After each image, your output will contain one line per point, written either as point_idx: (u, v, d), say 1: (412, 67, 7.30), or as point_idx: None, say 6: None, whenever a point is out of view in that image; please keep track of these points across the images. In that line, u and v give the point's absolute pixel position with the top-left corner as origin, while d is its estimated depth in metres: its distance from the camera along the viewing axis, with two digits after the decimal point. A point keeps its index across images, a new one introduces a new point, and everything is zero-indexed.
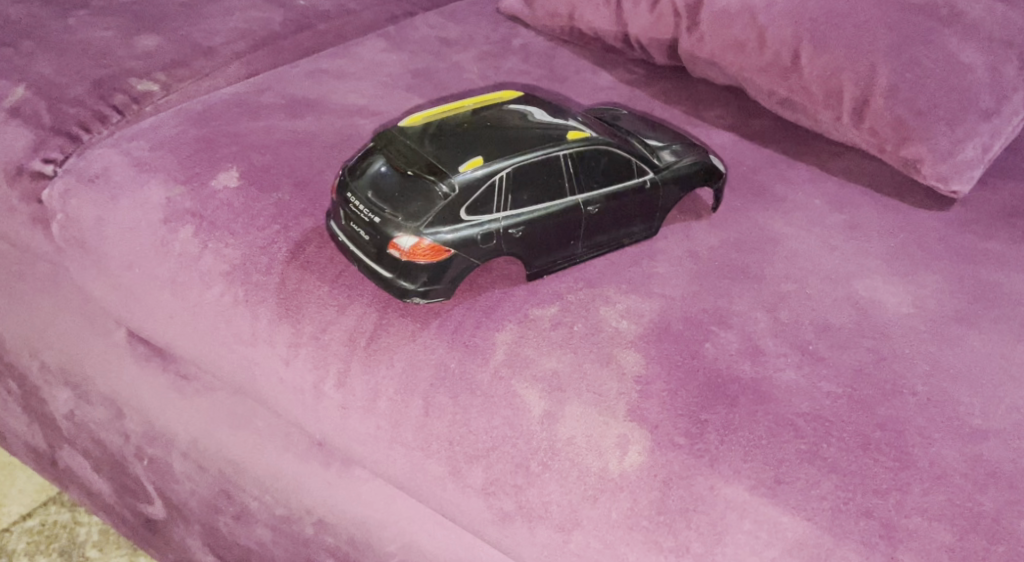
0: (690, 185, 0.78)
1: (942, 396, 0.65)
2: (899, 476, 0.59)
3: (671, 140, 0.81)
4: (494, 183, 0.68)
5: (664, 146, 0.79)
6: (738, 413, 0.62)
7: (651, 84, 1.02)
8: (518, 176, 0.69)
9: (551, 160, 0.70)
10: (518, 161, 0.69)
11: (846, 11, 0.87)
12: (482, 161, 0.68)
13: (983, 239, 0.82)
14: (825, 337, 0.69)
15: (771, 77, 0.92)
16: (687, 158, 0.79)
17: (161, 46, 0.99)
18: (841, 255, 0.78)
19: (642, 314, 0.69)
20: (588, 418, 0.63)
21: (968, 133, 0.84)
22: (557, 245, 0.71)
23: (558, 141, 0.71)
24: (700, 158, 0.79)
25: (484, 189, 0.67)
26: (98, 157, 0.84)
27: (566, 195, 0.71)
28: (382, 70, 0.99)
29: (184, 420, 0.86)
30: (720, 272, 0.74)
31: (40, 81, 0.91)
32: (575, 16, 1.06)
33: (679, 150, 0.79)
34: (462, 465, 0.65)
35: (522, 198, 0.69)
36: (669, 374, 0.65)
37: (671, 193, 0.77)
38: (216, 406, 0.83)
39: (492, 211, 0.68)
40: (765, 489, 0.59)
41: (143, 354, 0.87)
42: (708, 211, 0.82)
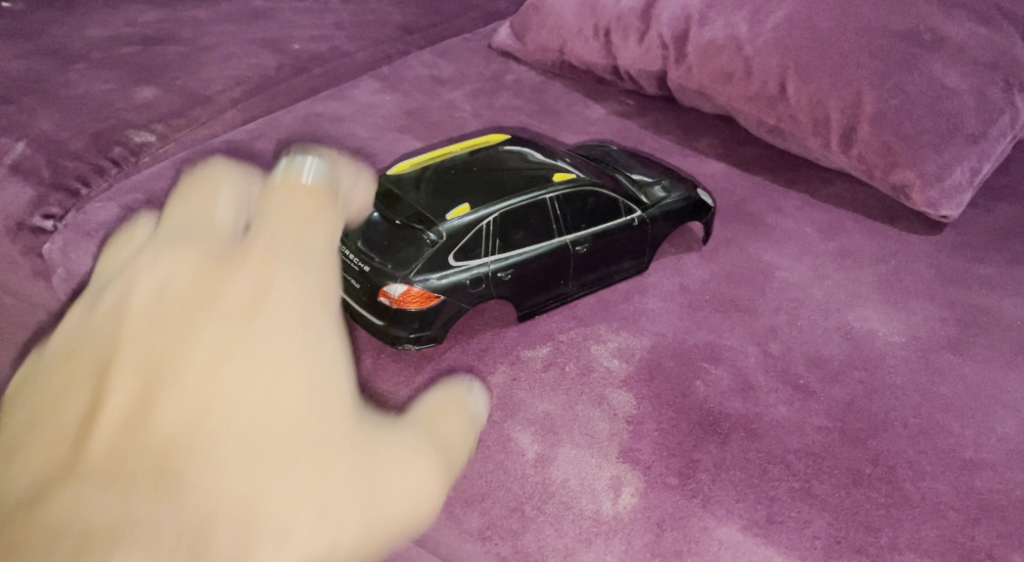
0: (678, 220, 0.79)
1: (933, 427, 0.65)
2: (892, 512, 0.60)
3: (660, 175, 0.83)
4: (481, 228, 0.69)
5: (653, 183, 0.81)
6: (729, 452, 0.63)
7: (642, 115, 1.04)
8: (506, 220, 0.70)
9: (538, 203, 0.71)
10: (505, 206, 0.70)
11: (829, 39, 0.88)
12: (468, 208, 0.69)
13: (975, 262, 0.82)
14: (816, 370, 0.69)
15: (759, 106, 0.93)
16: (675, 194, 0.80)
17: (159, 96, 1.00)
18: (832, 284, 0.79)
19: (633, 351, 0.70)
20: (582, 460, 0.64)
21: (956, 157, 0.84)
22: (547, 285, 0.72)
23: (544, 183, 0.72)
24: (688, 193, 0.81)
25: (471, 235, 0.69)
26: (96, 211, 0.87)
27: (554, 236, 0.72)
28: (375, 112, 1.01)
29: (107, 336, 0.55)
30: (711, 306, 0.75)
31: (41, 136, 0.92)
32: (565, 50, 1.07)
33: (668, 185, 0.81)
34: (457, 509, 0.63)
35: (510, 241, 0.70)
36: (661, 413, 0.66)
37: (659, 229, 0.78)
38: (87, 337, 0.55)
39: (481, 255, 0.69)
40: (757, 529, 0.59)
41: (104, 293, 0.58)
42: (699, 243, 0.82)
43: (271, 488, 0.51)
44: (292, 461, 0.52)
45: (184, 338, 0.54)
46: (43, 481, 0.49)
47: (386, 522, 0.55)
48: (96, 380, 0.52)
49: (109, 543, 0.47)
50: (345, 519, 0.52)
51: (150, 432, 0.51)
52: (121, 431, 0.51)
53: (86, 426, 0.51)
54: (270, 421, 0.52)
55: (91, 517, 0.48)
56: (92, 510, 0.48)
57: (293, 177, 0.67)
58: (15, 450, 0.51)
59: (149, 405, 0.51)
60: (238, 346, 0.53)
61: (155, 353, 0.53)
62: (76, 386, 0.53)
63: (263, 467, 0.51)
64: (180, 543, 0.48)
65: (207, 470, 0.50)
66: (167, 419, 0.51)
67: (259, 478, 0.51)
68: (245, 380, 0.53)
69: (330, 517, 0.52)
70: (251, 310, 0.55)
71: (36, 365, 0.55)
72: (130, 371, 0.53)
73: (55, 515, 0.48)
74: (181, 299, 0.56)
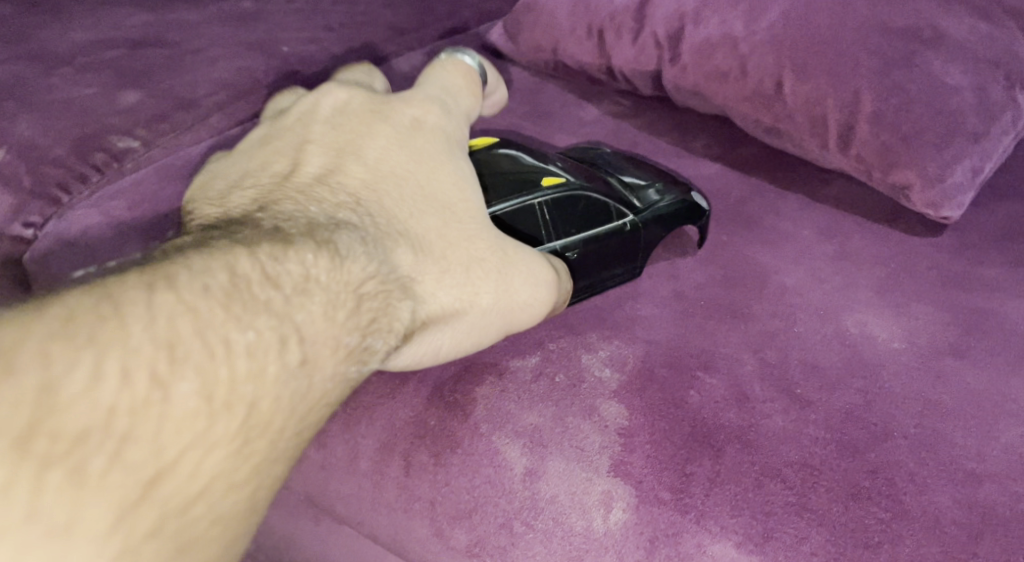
0: (673, 224, 0.77)
1: (935, 438, 0.63)
2: (892, 526, 0.59)
3: (654, 178, 0.81)
4: None
5: (647, 186, 0.80)
6: (724, 464, 0.62)
7: (636, 116, 1.01)
8: (496, 227, 0.71)
9: (528, 208, 0.72)
10: (493, 213, 0.71)
11: (827, 37, 0.85)
12: None
13: (977, 265, 0.80)
14: (813, 378, 0.68)
15: (755, 106, 0.91)
16: (668, 197, 0.78)
17: (143, 101, 0.97)
18: (831, 288, 0.77)
19: (625, 360, 0.69)
20: (571, 474, 0.62)
21: (957, 157, 0.82)
22: None
23: (533, 189, 0.73)
24: (682, 196, 0.79)
25: None
26: (78, 219, 0.85)
27: (544, 242, 0.72)
28: None
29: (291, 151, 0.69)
30: (706, 312, 0.73)
31: (24, 144, 0.92)
32: (559, 50, 1.04)
33: (662, 188, 0.79)
34: (445, 526, 0.64)
35: None
36: (653, 425, 0.64)
37: (653, 234, 0.76)
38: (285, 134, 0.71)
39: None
40: (752, 545, 0.59)
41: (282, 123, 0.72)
42: (694, 247, 0.80)
43: (438, 237, 0.66)
44: (448, 215, 0.67)
45: (362, 135, 0.70)
46: (264, 200, 0.63)
47: (515, 303, 0.67)
48: (302, 150, 0.69)
49: (304, 244, 0.60)
50: (482, 285, 0.65)
51: (344, 178, 0.66)
52: (327, 174, 0.66)
53: (291, 174, 0.66)
54: (430, 184, 0.68)
55: (309, 212, 0.63)
56: (315, 202, 0.64)
57: (458, 64, 0.81)
58: (230, 196, 0.65)
59: (346, 158, 0.68)
60: (419, 159, 0.69)
61: (343, 146, 0.69)
62: (283, 155, 0.69)
63: (430, 216, 0.67)
64: (375, 247, 0.63)
65: (398, 234, 0.65)
66: (360, 165, 0.67)
67: (431, 244, 0.66)
68: (420, 168, 0.69)
69: (473, 272, 0.66)
70: (427, 126, 0.72)
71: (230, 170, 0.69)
72: (322, 148, 0.68)
73: (280, 210, 0.62)
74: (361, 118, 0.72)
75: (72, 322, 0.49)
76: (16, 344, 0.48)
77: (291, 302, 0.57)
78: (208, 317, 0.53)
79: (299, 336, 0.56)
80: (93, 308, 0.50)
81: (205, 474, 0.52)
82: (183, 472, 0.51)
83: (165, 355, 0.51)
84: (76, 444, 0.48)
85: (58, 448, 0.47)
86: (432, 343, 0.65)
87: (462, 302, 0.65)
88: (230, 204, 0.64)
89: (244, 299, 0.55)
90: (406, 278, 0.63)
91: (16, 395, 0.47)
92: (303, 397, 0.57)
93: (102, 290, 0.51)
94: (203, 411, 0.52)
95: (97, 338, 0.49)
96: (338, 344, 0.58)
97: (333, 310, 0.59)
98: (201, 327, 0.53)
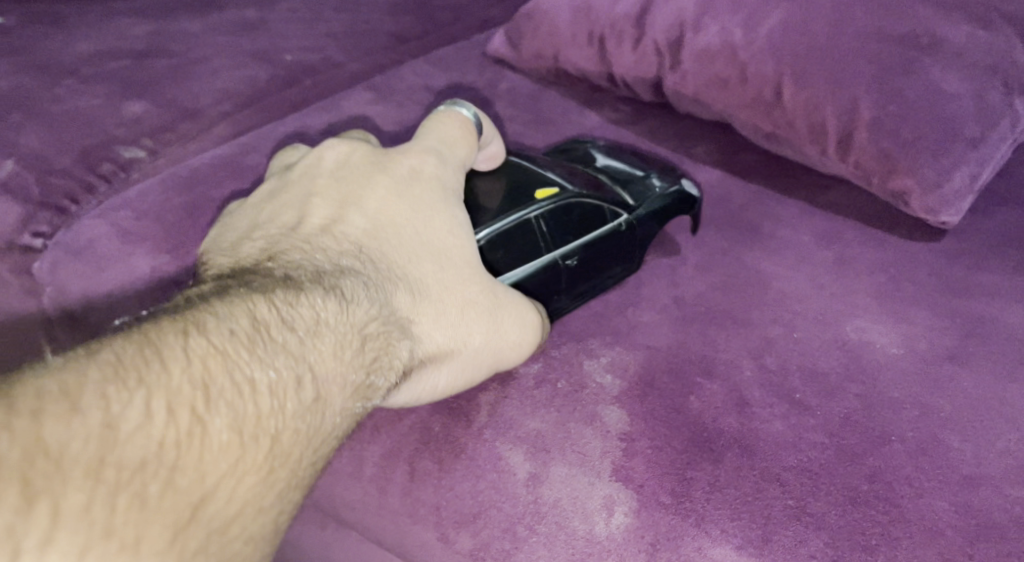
0: (664, 218, 0.79)
1: (932, 443, 0.65)
2: (889, 531, 0.60)
3: (644, 169, 0.83)
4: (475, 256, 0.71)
5: (637, 179, 0.81)
6: (723, 469, 0.63)
7: (637, 123, 1.02)
8: (497, 244, 0.72)
9: (525, 222, 0.73)
10: (493, 230, 0.72)
11: (826, 44, 0.86)
12: None
13: (975, 270, 0.81)
14: (812, 384, 0.69)
15: (755, 112, 0.92)
16: (658, 193, 0.80)
17: (149, 111, 0.99)
18: (831, 293, 0.77)
19: (626, 366, 0.70)
20: (573, 479, 0.64)
21: (955, 163, 0.83)
22: (543, 300, 0.73)
23: (527, 202, 0.74)
24: (671, 189, 0.80)
25: None
26: (85, 229, 0.86)
27: (543, 253, 0.73)
28: (367, 124, 1.00)
29: (291, 200, 0.68)
30: (706, 318, 0.74)
31: (30, 154, 0.92)
32: (560, 58, 1.05)
33: (652, 182, 0.81)
34: (450, 531, 0.64)
35: (506, 265, 0.72)
36: (654, 430, 0.66)
37: (647, 230, 0.78)
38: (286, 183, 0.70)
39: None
40: (752, 549, 0.60)
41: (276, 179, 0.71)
42: (690, 233, 0.83)
43: (435, 282, 0.67)
44: (445, 260, 0.67)
45: (361, 183, 0.69)
46: (271, 250, 0.63)
47: (506, 343, 0.68)
48: (303, 200, 0.68)
49: (296, 296, 0.59)
50: (474, 326, 0.66)
51: (346, 227, 0.66)
52: (329, 224, 0.66)
53: (294, 226, 0.66)
54: (429, 231, 0.68)
55: (314, 261, 0.63)
56: (319, 250, 0.64)
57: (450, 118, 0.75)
58: (236, 247, 0.65)
59: (347, 207, 0.67)
60: (417, 206, 0.68)
61: (341, 194, 0.68)
62: (286, 205, 0.68)
63: (427, 262, 0.67)
64: (378, 293, 0.63)
65: (396, 282, 0.65)
66: (360, 215, 0.67)
67: (429, 290, 0.66)
68: (418, 218, 0.68)
69: (468, 313, 0.67)
70: (424, 176, 0.70)
71: (230, 224, 0.69)
72: (324, 197, 0.68)
73: (288, 259, 0.63)
74: (355, 165, 0.70)
75: (121, 365, 0.51)
76: (73, 386, 0.49)
77: (306, 343, 0.58)
78: (237, 358, 0.54)
79: (312, 375, 0.57)
80: (135, 355, 0.52)
81: (241, 499, 0.52)
82: (222, 497, 0.52)
83: (201, 393, 0.52)
84: (134, 475, 0.49)
85: (119, 476, 0.48)
86: (430, 382, 0.65)
87: (455, 342, 0.66)
88: (241, 253, 0.64)
89: (265, 341, 0.56)
90: (404, 319, 0.64)
91: (82, 430, 0.48)
92: (318, 432, 0.57)
93: (140, 336, 0.53)
94: (238, 443, 0.53)
95: (144, 379, 0.51)
96: (348, 382, 0.59)
97: (342, 349, 0.59)
98: (232, 368, 0.54)
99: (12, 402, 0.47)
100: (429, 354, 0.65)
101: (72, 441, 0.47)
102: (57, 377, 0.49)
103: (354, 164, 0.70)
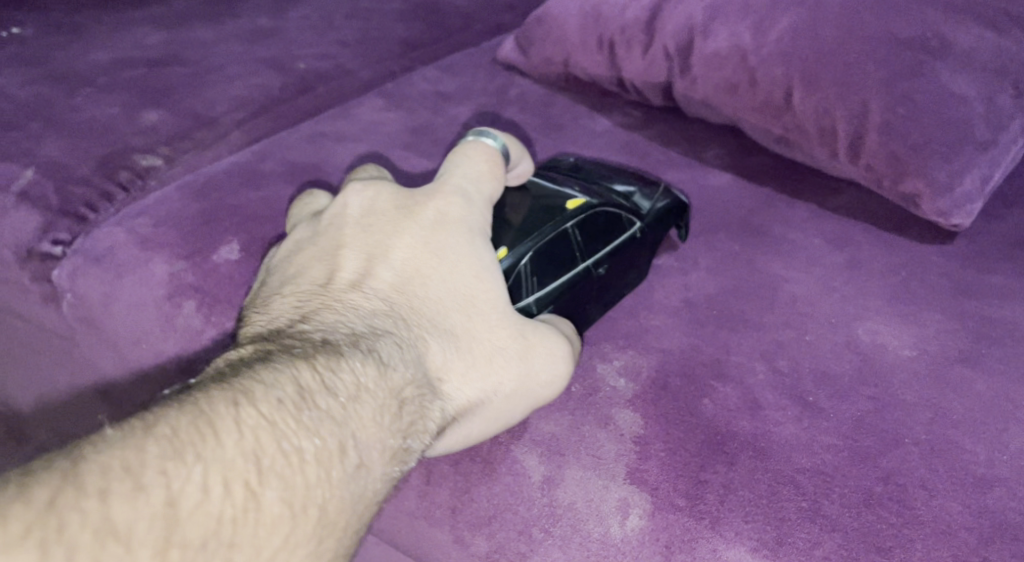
0: (667, 224, 0.80)
1: (945, 445, 0.65)
2: (903, 532, 0.60)
3: (634, 180, 0.82)
4: (518, 271, 0.70)
5: (633, 190, 0.80)
6: (737, 472, 0.64)
7: (647, 127, 1.03)
8: (537, 257, 0.71)
9: (562, 233, 0.73)
10: (534, 244, 0.71)
11: (835, 48, 0.87)
12: (504, 252, 0.71)
13: (987, 272, 0.81)
14: (825, 387, 0.69)
15: (765, 117, 0.92)
16: (658, 199, 0.80)
17: (165, 119, 1.00)
18: (843, 296, 0.78)
19: (639, 370, 0.71)
20: (588, 482, 0.64)
21: (966, 166, 0.83)
22: (576, 311, 0.73)
23: (561, 214, 0.74)
24: (669, 197, 0.81)
25: (509, 279, 0.70)
26: (103, 237, 0.87)
27: (578, 263, 0.72)
28: (379, 130, 1.01)
29: (323, 251, 0.69)
30: (718, 322, 0.75)
31: (49, 163, 0.93)
32: (570, 63, 1.06)
33: (648, 191, 0.80)
34: (466, 534, 0.65)
35: (546, 279, 0.71)
36: (668, 433, 0.66)
37: (654, 236, 0.78)
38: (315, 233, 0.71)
39: (521, 298, 0.70)
40: (767, 551, 0.60)
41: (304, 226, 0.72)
42: (678, 242, 0.83)
43: (465, 333, 0.66)
44: (472, 310, 0.67)
45: (391, 234, 0.69)
46: (306, 310, 0.64)
47: (537, 383, 0.67)
48: (332, 252, 0.69)
49: (338, 359, 0.60)
50: (504, 375, 0.66)
51: (375, 282, 0.67)
52: (360, 279, 0.67)
53: (327, 281, 0.67)
54: (458, 282, 0.67)
55: (348, 321, 0.64)
56: (352, 309, 0.65)
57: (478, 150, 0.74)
58: (270, 301, 0.66)
59: (376, 262, 0.68)
60: (445, 256, 0.68)
61: (371, 246, 0.69)
62: (317, 257, 0.69)
63: (454, 313, 0.67)
64: (411, 352, 0.64)
65: (426, 336, 0.65)
66: (388, 269, 0.68)
67: (458, 342, 0.66)
68: (447, 269, 0.68)
69: (496, 363, 0.66)
70: (450, 220, 0.70)
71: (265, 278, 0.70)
72: (354, 251, 0.68)
73: (323, 320, 0.63)
74: (382, 214, 0.70)
75: (178, 443, 0.51)
76: (135, 463, 0.50)
77: (347, 409, 0.58)
78: (286, 429, 0.55)
79: (354, 442, 0.57)
80: (190, 429, 0.52)
81: None
82: None
83: (254, 467, 0.53)
84: (196, 554, 0.49)
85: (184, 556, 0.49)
86: (461, 435, 0.65)
87: (485, 393, 0.65)
88: (275, 310, 0.64)
89: (311, 409, 0.56)
90: (435, 376, 0.64)
91: (146, 514, 0.49)
92: (362, 499, 0.57)
93: (194, 407, 0.53)
94: (289, 516, 0.53)
95: (201, 455, 0.51)
96: (387, 447, 0.59)
97: (382, 414, 0.60)
98: (281, 439, 0.54)
99: (84, 482, 0.48)
100: (459, 409, 0.65)
101: (140, 522, 0.48)
102: (119, 454, 0.50)
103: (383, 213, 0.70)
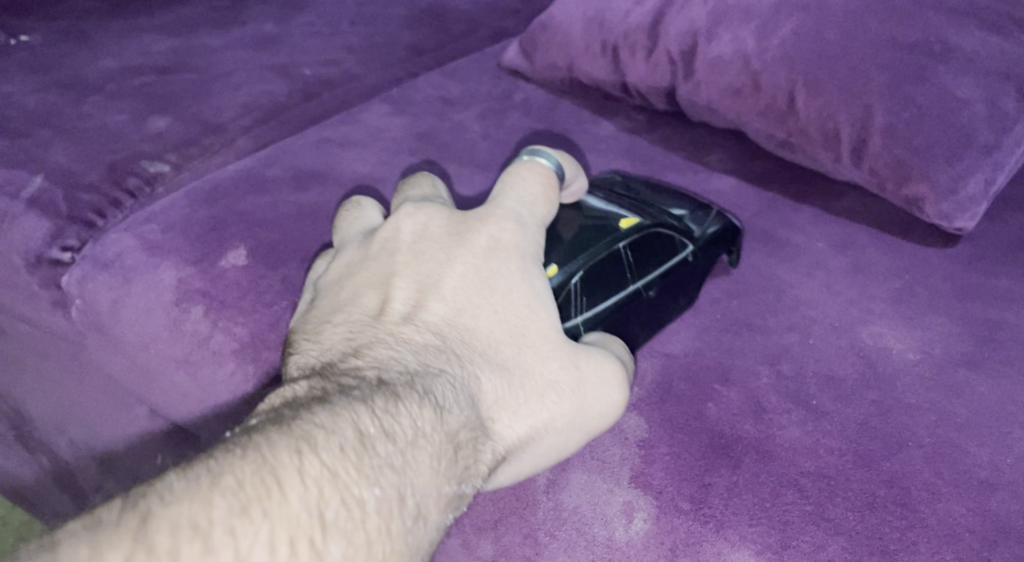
0: (719, 249, 0.78)
1: (949, 448, 0.65)
2: (907, 534, 0.61)
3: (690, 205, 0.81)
4: (569, 289, 0.70)
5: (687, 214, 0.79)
6: (741, 475, 0.64)
7: (651, 131, 1.03)
8: (588, 275, 0.71)
9: (614, 252, 0.72)
10: (587, 262, 0.71)
11: (839, 52, 0.87)
12: (556, 268, 0.71)
13: (992, 276, 0.81)
14: (829, 390, 0.69)
15: (769, 121, 0.93)
16: (711, 223, 0.79)
17: (172, 126, 1.01)
18: (847, 300, 0.78)
19: (643, 374, 0.71)
20: (592, 485, 0.65)
21: (970, 167, 0.84)
22: (623, 333, 0.72)
23: (613, 232, 0.73)
24: (724, 221, 0.79)
25: (561, 296, 0.70)
26: (112, 243, 0.88)
27: (629, 284, 0.72)
28: (385, 135, 1.01)
29: (373, 278, 0.69)
30: (723, 326, 0.75)
31: (58, 170, 0.94)
32: (573, 68, 1.06)
33: (702, 215, 0.80)
34: (472, 538, 0.65)
35: (596, 298, 0.71)
36: (672, 437, 0.67)
37: (705, 261, 0.77)
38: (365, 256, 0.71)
39: (571, 315, 0.70)
40: (772, 554, 0.60)
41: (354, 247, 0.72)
42: (728, 268, 0.81)
43: (518, 364, 0.66)
44: (524, 343, 0.66)
45: (443, 265, 0.69)
46: (359, 344, 0.64)
47: (590, 416, 0.66)
48: (384, 279, 0.69)
49: (395, 401, 0.60)
50: (556, 410, 0.65)
51: (428, 315, 0.66)
52: (412, 311, 0.67)
53: (379, 313, 0.67)
54: (511, 315, 0.67)
55: (401, 357, 0.64)
56: (406, 346, 0.64)
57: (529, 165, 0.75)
58: (321, 330, 0.66)
59: (427, 293, 0.67)
60: (497, 288, 0.67)
61: (423, 275, 0.68)
62: (369, 284, 0.69)
63: (506, 348, 0.66)
64: (464, 390, 0.63)
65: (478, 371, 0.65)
66: (440, 301, 0.67)
67: (511, 378, 0.65)
68: (499, 301, 0.67)
69: (549, 398, 0.65)
70: (503, 249, 0.69)
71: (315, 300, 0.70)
72: (406, 281, 0.68)
73: (377, 356, 0.63)
74: (434, 240, 0.70)
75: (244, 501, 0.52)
76: (204, 519, 0.51)
77: (405, 456, 0.58)
78: (346, 480, 0.55)
79: (413, 493, 0.57)
80: (256, 484, 0.53)
81: None
82: None
83: (318, 523, 0.53)
84: None
85: None
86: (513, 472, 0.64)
87: (538, 430, 0.64)
88: (326, 342, 0.65)
89: (371, 457, 0.56)
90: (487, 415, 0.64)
91: None
92: (419, 548, 0.57)
93: (257, 456, 0.54)
94: None
95: (267, 511, 0.52)
96: (443, 494, 0.59)
97: (438, 460, 0.59)
98: (343, 490, 0.54)
99: (155, 544, 0.49)
100: (511, 447, 0.64)
101: None
102: (187, 511, 0.51)
103: (434, 240, 0.70)
